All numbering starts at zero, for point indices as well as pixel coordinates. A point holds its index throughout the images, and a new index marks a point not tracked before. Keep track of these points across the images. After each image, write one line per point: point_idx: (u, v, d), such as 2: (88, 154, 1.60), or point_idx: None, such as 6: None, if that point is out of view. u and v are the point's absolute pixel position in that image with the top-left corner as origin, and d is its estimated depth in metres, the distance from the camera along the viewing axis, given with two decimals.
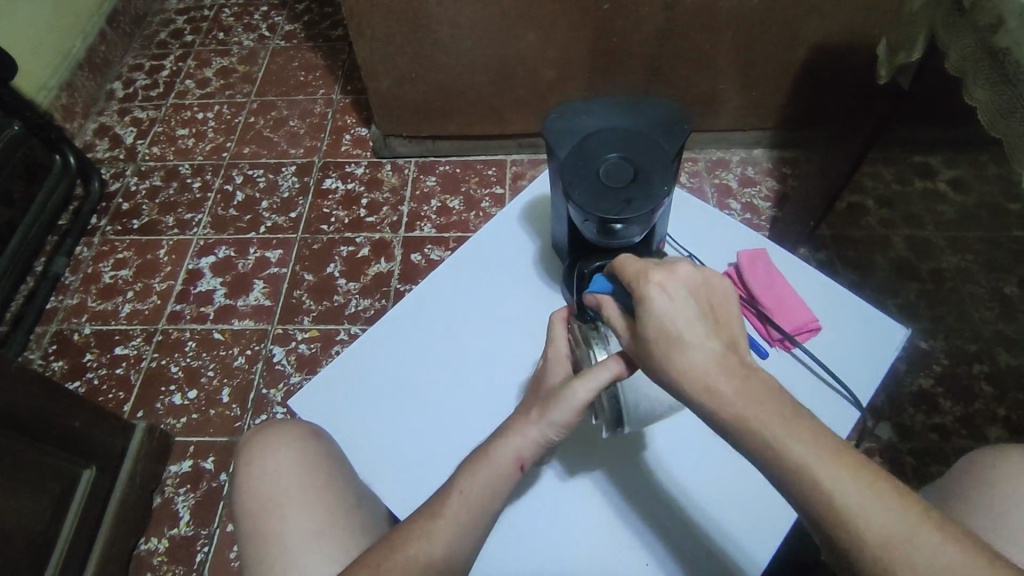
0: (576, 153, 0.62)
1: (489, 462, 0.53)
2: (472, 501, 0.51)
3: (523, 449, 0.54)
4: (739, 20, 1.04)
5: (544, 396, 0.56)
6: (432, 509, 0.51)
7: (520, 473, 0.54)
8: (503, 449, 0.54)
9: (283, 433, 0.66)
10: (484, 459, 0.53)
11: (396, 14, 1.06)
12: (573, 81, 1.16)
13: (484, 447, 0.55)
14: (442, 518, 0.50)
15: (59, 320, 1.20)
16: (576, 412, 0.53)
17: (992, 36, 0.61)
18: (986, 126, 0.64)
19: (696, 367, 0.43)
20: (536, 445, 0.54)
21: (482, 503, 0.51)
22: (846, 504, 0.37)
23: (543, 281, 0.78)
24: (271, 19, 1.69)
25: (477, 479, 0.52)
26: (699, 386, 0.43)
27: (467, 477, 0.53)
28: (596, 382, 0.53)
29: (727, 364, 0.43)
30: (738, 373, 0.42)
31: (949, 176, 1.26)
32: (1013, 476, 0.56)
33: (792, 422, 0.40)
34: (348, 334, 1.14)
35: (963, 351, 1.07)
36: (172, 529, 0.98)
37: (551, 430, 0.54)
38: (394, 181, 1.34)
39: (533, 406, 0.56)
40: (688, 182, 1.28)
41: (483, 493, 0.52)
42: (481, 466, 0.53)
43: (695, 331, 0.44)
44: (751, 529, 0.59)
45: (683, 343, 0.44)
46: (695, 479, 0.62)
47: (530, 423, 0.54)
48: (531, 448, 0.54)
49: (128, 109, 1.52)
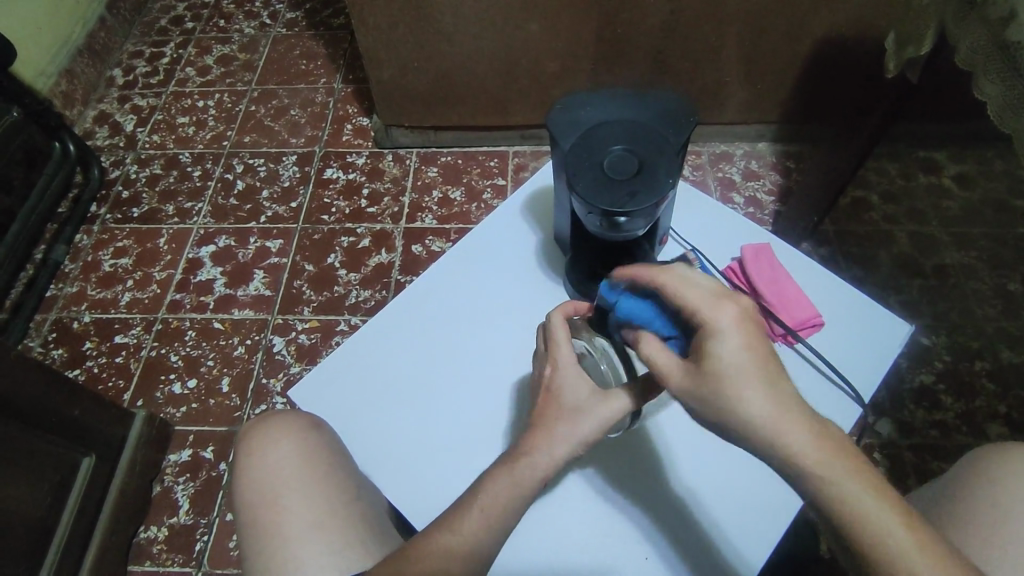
0: (581, 145, 0.61)
1: (512, 476, 0.49)
2: (495, 520, 0.48)
3: (553, 468, 0.50)
4: (746, 11, 1.03)
5: (567, 408, 0.52)
6: (450, 523, 0.49)
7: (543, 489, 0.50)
8: (530, 464, 0.49)
9: (282, 425, 0.65)
10: (508, 473, 0.49)
11: (399, 3, 1.05)
12: (576, 72, 1.15)
13: (507, 458, 0.51)
14: (460, 533, 0.48)
15: (58, 308, 1.20)
16: (604, 431, 0.51)
17: (1004, 30, 0.60)
18: (995, 120, 0.64)
19: (753, 415, 0.43)
20: (563, 462, 0.50)
21: (504, 517, 0.48)
22: (892, 549, 0.40)
23: (545, 274, 0.77)
24: (272, 6, 1.67)
25: (498, 493, 0.49)
26: (767, 426, 0.42)
27: (489, 491, 0.49)
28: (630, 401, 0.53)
29: (788, 405, 0.43)
30: (799, 415, 0.43)
31: (955, 171, 1.25)
32: (1014, 473, 0.55)
33: (850, 466, 0.42)
34: (349, 325, 1.14)
35: (965, 348, 1.06)
36: (172, 518, 0.98)
37: (582, 447, 0.51)
38: (395, 171, 1.33)
39: (561, 419, 0.51)
40: (691, 175, 1.27)
41: (504, 507, 0.48)
42: (504, 479, 0.49)
43: (755, 378, 0.43)
44: (758, 527, 0.59)
45: (752, 381, 0.43)
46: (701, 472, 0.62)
47: (553, 436, 0.50)
48: (556, 464, 0.50)
49: (128, 96, 1.51)
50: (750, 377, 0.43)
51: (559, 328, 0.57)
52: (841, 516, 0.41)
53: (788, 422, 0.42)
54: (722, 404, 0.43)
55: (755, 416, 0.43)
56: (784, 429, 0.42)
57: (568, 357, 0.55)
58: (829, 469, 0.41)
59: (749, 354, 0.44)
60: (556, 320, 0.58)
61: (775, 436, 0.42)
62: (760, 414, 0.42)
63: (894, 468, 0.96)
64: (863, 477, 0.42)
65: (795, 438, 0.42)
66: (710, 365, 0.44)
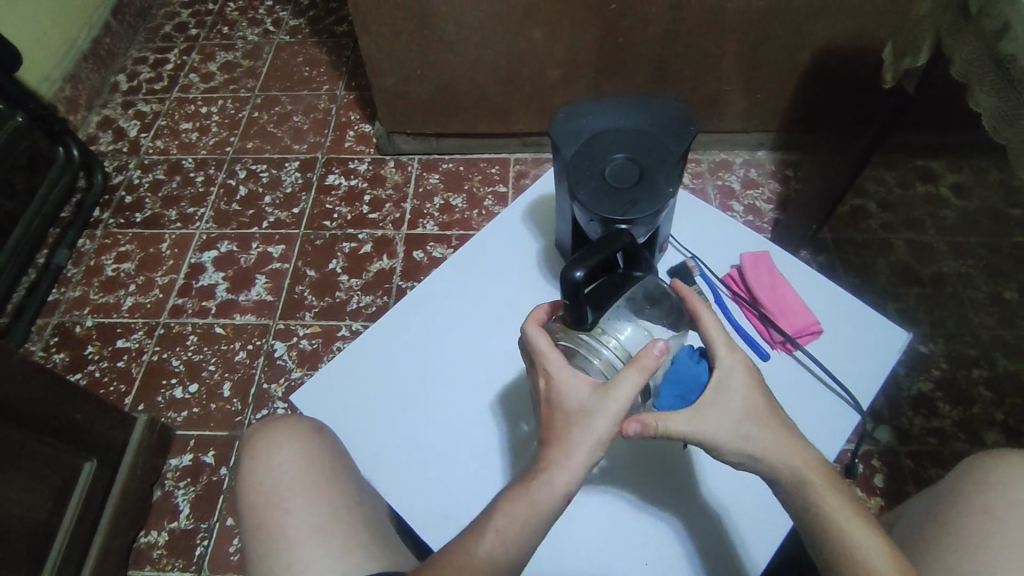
0: (583, 154, 0.62)
1: (529, 498, 0.49)
2: (511, 542, 0.49)
3: (571, 481, 0.50)
4: (745, 21, 1.04)
5: (575, 416, 0.51)
6: (468, 549, 0.49)
7: (566, 505, 0.50)
8: (549, 482, 0.49)
9: (287, 429, 0.66)
10: (523, 495, 0.49)
11: (403, 12, 1.06)
12: (577, 81, 1.17)
13: (524, 478, 0.51)
14: (474, 556, 0.48)
15: (60, 312, 1.20)
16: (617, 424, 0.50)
17: (997, 42, 0.61)
18: (991, 130, 0.65)
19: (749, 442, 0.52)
20: (583, 472, 0.50)
21: (526, 535, 0.49)
22: (875, 567, 0.47)
23: (545, 279, 0.78)
24: (276, 13, 1.69)
25: (512, 516, 0.49)
26: (777, 459, 0.51)
27: (502, 514, 0.49)
28: (630, 386, 0.51)
29: (790, 443, 0.52)
30: (799, 452, 0.52)
31: (951, 180, 1.26)
32: (1007, 479, 0.56)
33: (838, 495, 0.50)
34: (350, 330, 1.14)
35: (963, 356, 1.07)
36: (172, 523, 0.98)
37: (600, 450, 0.50)
38: (397, 178, 1.34)
39: (573, 431, 0.50)
40: (691, 183, 1.28)
41: (520, 529, 0.49)
42: (521, 501, 0.49)
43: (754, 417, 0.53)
44: (746, 523, 0.60)
45: (758, 416, 0.53)
46: (686, 468, 0.63)
47: (569, 450, 0.50)
48: (576, 478, 0.50)
49: (131, 102, 1.52)
50: (747, 414, 0.53)
51: (537, 337, 0.55)
52: (829, 531, 0.49)
53: (791, 456, 0.52)
54: (737, 437, 0.52)
55: (767, 450, 0.52)
56: (783, 459, 0.51)
57: (557, 360, 0.54)
58: (823, 497, 0.50)
59: (756, 393, 0.54)
60: (532, 330, 0.57)
61: (782, 465, 0.51)
62: (764, 444, 0.52)
63: (893, 475, 0.97)
64: (848, 503, 0.50)
65: (797, 468, 0.51)
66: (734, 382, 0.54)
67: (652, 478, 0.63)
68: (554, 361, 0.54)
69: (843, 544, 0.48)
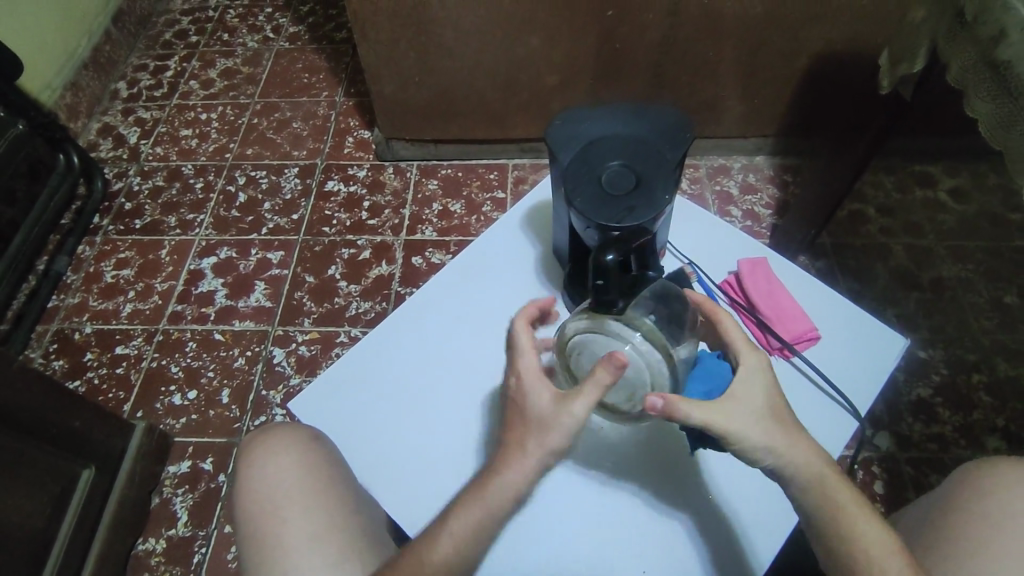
0: (579, 160, 0.62)
1: (482, 503, 0.50)
2: (464, 545, 0.50)
3: (522, 485, 0.51)
4: (743, 27, 1.05)
5: (533, 423, 0.51)
6: (424, 551, 0.51)
7: (518, 506, 0.51)
8: (501, 486, 0.50)
9: (284, 438, 0.66)
10: (478, 500, 0.51)
11: (402, 19, 1.06)
12: (576, 87, 1.17)
13: (477, 480, 0.52)
14: (431, 562, 0.50)
15: (59, 319, 1.20)
16: (572, 437, 0.50)
17: (993, 49, 0.61)
18: (987, 136, 0.65)
19: (771, 438, 0.50)
20: (535, 477, 0.51)
21: (477, 536, 0.51)
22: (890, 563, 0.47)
23: (543, 285, 0.78)
24: (275, 20, 1.69)
25: (467, 520, 0.51)
26: (800, 457, 0.50)
27: (457, 518, 0.51)
28: (591, 398, 0.50)
29: (808, 442, 0.52)
30: (815, 450, 0.51)
31: (950, 185, 1.26)
32: (1006, 486, 0.56)
33: (851, 493, 0.50)
34: (349, 337, 1.14)
35: (963, 361, 1.07)
36: (170, 530, 0.98)
37: (552, 457, 0.51)
38: (396, 184, 1.34)
39: (529, 436, 0.51)
40: (689, 189, 1.28)
41: (475, 532, 0.50)
42: (475, 503, 0.51)
43: (773, 412, 0.52)
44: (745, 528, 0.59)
45: (779, 414, 0.52)
46: (684, 474, 0.63)
47: (523, 455, 0.50)
48: (527, 482, 0.51)
49: (132, 109, 1.53)
50: (769, 410, 0.52)
51: (523, 334, 0.56)
52: (842, 527, 0.49)
53: (811, 453, 0.51)
54: (765, 434, 0.50)
55: (791, 448, 0.50)
56: (805, 457, 0.51)
57: (532, 359, 0.54)
58: (839, 493, 0.50)
59: (774, 392, 0.53)
60: (521, 327, 0.57)
61: (798, 462, 0.50)
62: (789, 442, 0.51)
63: (893, 481, 0.96)
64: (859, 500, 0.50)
65: (816, 466, 0.51)
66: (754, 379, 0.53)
67: (651, 485, 0.62)
68: (528, 360, 0.54)
69: (854, 541, 0.49)
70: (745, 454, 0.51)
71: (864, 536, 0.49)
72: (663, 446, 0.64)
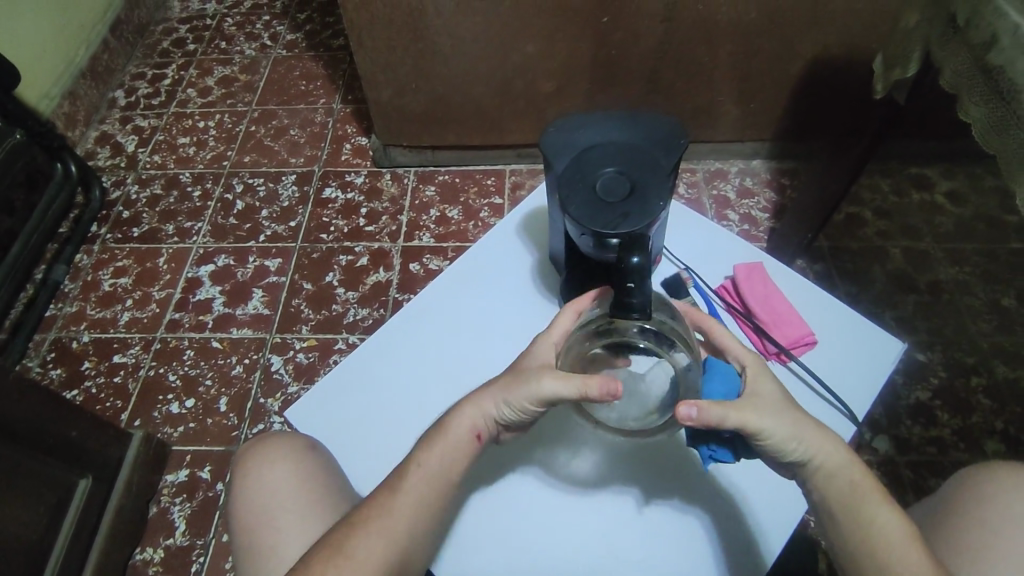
0: (574, 167, 0.62)
1: (446, 438, 0.57)
2: (428, 476, 0.56)
3: (479, 420, 0.57)
4: (738, 32, 1.05)
5: (511, 371, 0.58)
6: (393, 484, 0.56)
7: (476, 442, 0.57)
8: (460, 423, 0.57)
9: (280, 447, 0.66)
10: (440, 435, 0.57)
11: (397, 26, 1.07)
12: (572, 93, 1.17)
13: (442, 421, 0.59)
14: (399, 492, 0.55)
15: (57, 328, 1.20)
16: (531, 401, 0.55)
17: (985, 54, 0.62)
18: (980, 140, 0.65)
19: (795, 430, 0.51)
20: (492, 419, 0.58)
21: (439, 474, 0.56)
22: (904, 549, 0.49)
23: (539, 293, 0.78)
24: (273, 28, 1.70)
25: (433, 453, 0.57)
26: (821, 446, 0.51)
27: (425, 451, 0.57)
28: (567, 389, 0.53)
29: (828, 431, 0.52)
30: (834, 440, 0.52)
31: (947, 187, 1.26)
32: (1006, 492, 0.55)
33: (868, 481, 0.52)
34: (347, 344, 1.14)
35: (961, 364, 1.07)
36: (168, 539, 0.98)
37: (507, 407, 0.56)
38: (393, 190, 1.34)
39: (493, 384, 0.58)
40: (686, 193, 1.28)
41: (438, 466, 0.56)
42: (439, 439, 0.57)
43: (793, 405, 0.52)
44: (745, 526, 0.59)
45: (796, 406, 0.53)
46: (687, 470, 0.62)
47: (487, 396, 0.57)
48: (485, 420, 0.57)
49: (130, 117, 1.53)
50: (788, 402, 0.53)
51: (559, 321, 0.60)
52: (860, 515, 0.50)
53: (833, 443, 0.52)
54: (787, 421, 0.51)
55: (814, 439, 0.51)
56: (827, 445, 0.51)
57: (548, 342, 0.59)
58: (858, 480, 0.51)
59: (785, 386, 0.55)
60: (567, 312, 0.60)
61: (818, 451, 0.51)
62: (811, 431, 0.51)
63: (893, 484, 0.96)
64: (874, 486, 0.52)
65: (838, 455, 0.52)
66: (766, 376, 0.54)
67: (650, 482, 0.62)
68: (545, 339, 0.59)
69: (877, 528, 0.50)
70: (771, 448, 0.51)
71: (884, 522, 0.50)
72: (664, 445, 0.63)
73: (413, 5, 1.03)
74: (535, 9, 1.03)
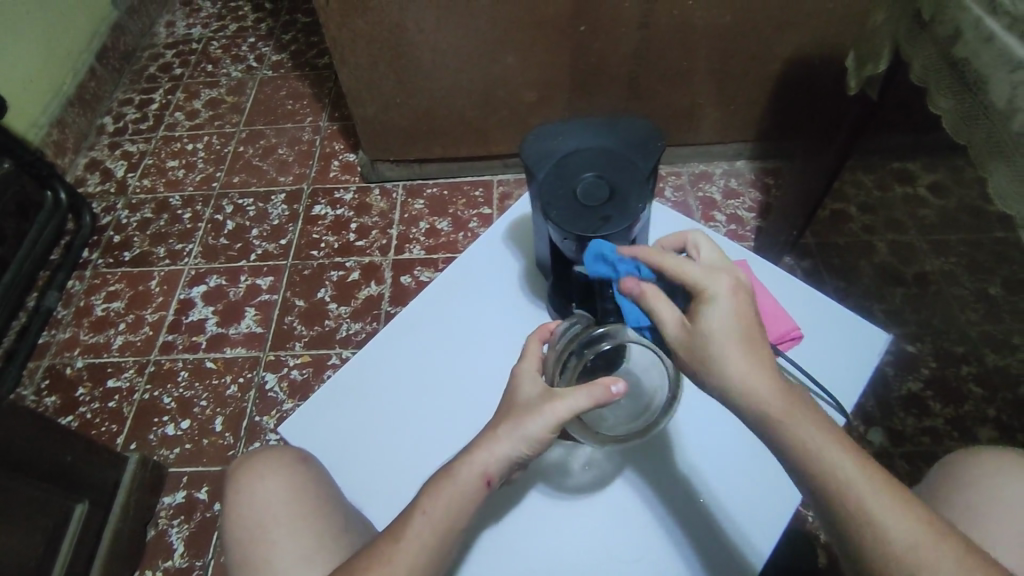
0: (553, 175, 0.63)
1: (455, 480, 0.55)
2: (436, 523, 0.54)
3: (490, 462, 0.55)
4: (714, 37, 1.07)
5: (517, 409, 0.57)
6: (394, 532, 0.54)
7: (487, 488, 0.55)
8: (468, 467, 0.55)
9: (270, 460, 0.66)
10: (447, 479, 0.55)
11: (379, 43, 1.08)
12: (555, 102, 1.19)
13: (450, 463, 0.57)
14: (402, 542, 0.53)
15: (51, 354, 1.21)
16: (550, 429, 0.55)
17: (952, 47, 0.63)
18: (952, 133, 0.66)
19: (730, 368, 0.48)
20: (505, 461, 0.55)
21: (447, 523, 0.54)
22: (873, 512, 0.43)
23: (528, 298, 0.79)
24: (258, 49, 1.71)
25: (441, 499, 0.54)
26: (763, 410, 0.47)
27: (431, 498, 0.55)
28: (582, 401, 0.54)
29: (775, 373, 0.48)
30: (805, 408, 0.47)
31: (930, 180, 1.28)
32: (993, 475, 0.56)
33: (866, 466, 0.44)
34: (340, 359, 1.14)
35: (950, 353, 1.08)
36: (167, 562, 0.98)
37: (524, 444, 0.55)
38: (382, 205, 1.35)
39: (503, 421, 0.56)
40: (673, 196, 1.29)
41: (448, 511, 0.54)
42: (444, 485, 0.55)
43: (740, 340, 0.49)
44: (751, 520, 0.60)
45: (738, 358, 0.48)
46: (685, 476, 0.63)
47: (500, 437, 0.55)
48: (498, 463, 0.55)
49: (118, 143, 1.54)
50: (731, 342, 0.48)
51: (529, 352, 0.61)
52: (820, 476, 0.44)
53: (801, 415, 0.46)
54: (708, 379, 0.49)
55: (755, 403, 0.47)
56: (792, 417, 0.46)
57: (532, 368, 0.60)
58: (835, 458, 0.44)
59: (738, 324, 0.49)
60: (531, 346, 0.62)
61: (752, 395, 0.47)
62: (739, 379, 0.48)
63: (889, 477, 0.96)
64: (879, 476, 0.44)
65: (804, 429, 0.46)
66: (714, 313, 0.49)
67: (650, 489, 0.63)
68: (526, 371, 0.59)
69: (844, 488, 0.44)
70: (710, 385, 0.50)
71: (886, 521, 0.43)
72: (657, 451, 0.65)
73: (393, 22, 1.05)
74: (514, 20, 1.04)
